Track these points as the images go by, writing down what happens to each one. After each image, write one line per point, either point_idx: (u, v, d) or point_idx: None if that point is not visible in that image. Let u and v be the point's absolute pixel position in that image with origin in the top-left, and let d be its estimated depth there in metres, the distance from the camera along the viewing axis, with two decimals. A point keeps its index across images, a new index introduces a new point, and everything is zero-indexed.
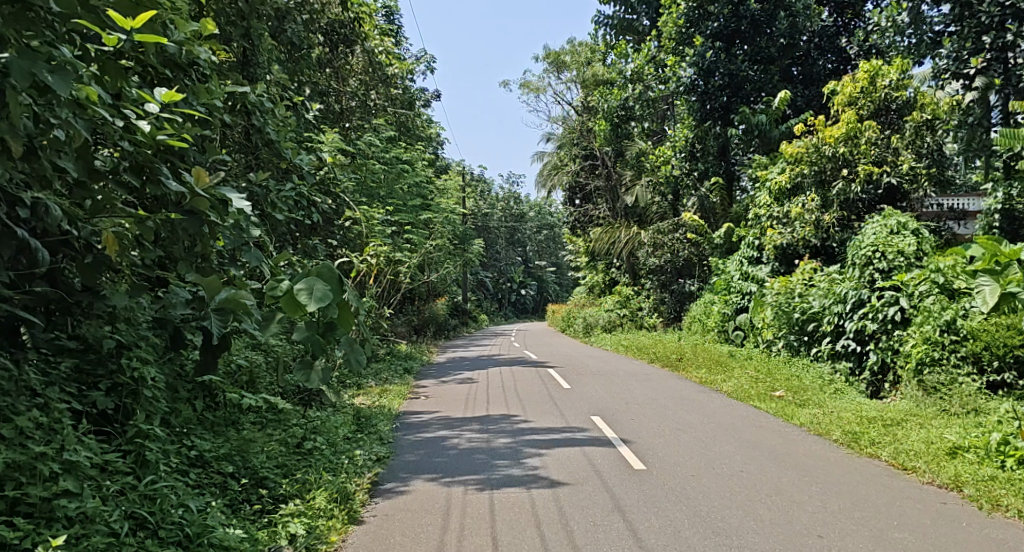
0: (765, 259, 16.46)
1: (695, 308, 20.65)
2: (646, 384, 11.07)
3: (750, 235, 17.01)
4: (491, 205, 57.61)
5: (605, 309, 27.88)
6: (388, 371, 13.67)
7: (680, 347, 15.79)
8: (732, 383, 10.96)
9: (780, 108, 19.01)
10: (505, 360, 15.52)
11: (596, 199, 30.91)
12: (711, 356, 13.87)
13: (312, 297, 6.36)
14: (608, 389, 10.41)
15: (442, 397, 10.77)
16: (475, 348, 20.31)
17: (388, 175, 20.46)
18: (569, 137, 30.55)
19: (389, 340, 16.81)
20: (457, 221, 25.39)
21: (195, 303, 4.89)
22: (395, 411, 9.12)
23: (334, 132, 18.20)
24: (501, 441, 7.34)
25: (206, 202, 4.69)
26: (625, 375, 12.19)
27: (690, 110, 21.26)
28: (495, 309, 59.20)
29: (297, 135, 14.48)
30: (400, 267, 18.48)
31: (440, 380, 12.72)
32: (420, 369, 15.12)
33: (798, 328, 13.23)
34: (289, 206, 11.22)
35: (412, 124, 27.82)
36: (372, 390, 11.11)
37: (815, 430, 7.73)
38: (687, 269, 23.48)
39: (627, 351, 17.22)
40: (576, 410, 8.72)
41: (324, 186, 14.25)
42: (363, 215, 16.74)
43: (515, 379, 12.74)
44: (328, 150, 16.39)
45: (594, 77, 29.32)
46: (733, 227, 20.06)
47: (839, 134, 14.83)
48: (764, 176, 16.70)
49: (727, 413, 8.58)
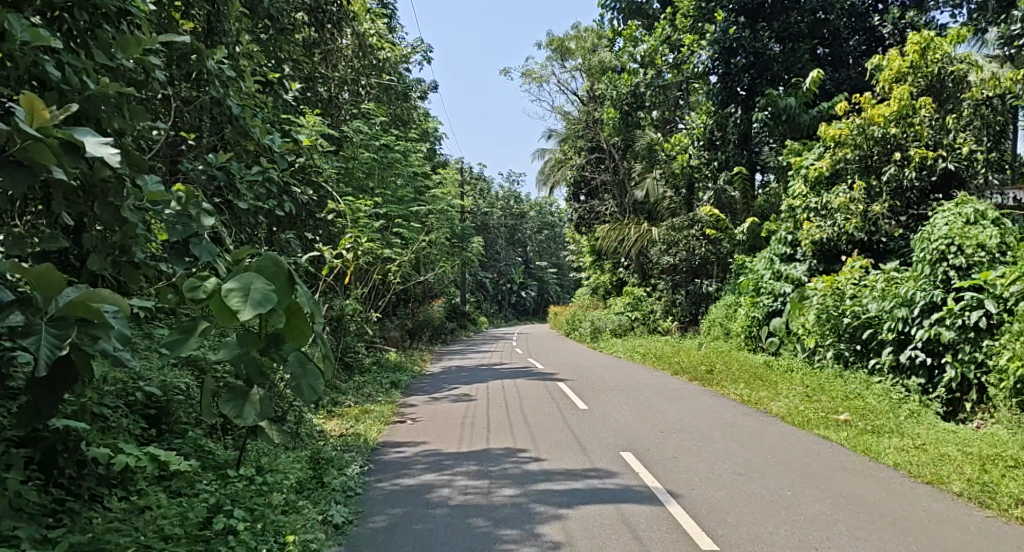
0: (800, 257, 14.60)
1: (717, 311, 18.75)
2: (675, 403, 9.27)
3: (782, 230, 15.14)
4: (491, 204, 55.64)
5: (614, 311, 25.99)
6: (372, 386, 11.81)
7: (705, 356, 13.92)
8: (782, 404, 9.10)
9: (812, 90, 17.13)
10: (507, 370, 13.64)
11: (602, 195, 29.01)
12: (745, 368, 12.03)
13: (248, 300, 4.84)
14: (633, 411, 8.60)
15: (435, 420, 8.93)
16: (473, 355, 18.44)
17: (378, 164, 18.59)
18: (574, 129, 28.64)
19: (376, 347, 14.95)
20: (454, 217, 23.53)
21: (19, 308, 3.08)
22: (371, 445, 7.25)
23: (317, 116, 16.34)
24: (505, 495, 5.44)
25: (47, 153, 3.21)
26: (648, 390, 10.37)
27: (710, 95, 19.43)
28: (495, 311, 57.21)
29: (270, 114, 12.62)
30: (391, 265, 16.62)
31: (431, 396, 10.88)
32: (410, 380, 13.24)
33: (848, 336, 11.40)
34: (252, 191, 9.37)
35: (407, 114, 25.93)
36: (349, 413, 9.24)
37: (920, 474, 5.89)
38: (704, 268, 21.59)
39: (644, 359, 15.33)
40: (601, 442, 6.92)
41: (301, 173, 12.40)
42: (348, 207, 14.91)
43: (519, 394, 10.91)
44: (309, 134, 14.56)
45: (600, 63, 27.45)
46: (757, 222, 18.23)
47: (890, 112, 12.92)
48: (800, 163, 14.85)
49: (793, 447, 6.77)
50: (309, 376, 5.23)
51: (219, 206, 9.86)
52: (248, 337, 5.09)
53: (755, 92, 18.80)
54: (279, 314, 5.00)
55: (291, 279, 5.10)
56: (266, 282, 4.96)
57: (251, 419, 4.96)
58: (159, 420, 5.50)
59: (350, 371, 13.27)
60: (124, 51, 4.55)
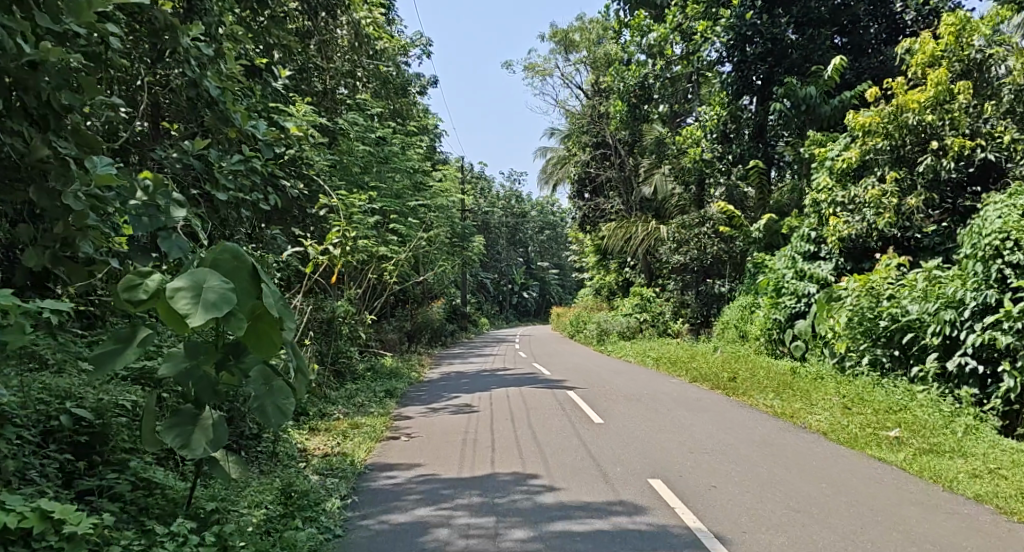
0: (824, 255, 13.64)
1: (732, 313, 17.76)
2: (700, 416, 8.34)
3: (804, 226, 14.19)
4: (493, 203, 54.56)
5: (620, 313, 24.98)
6: (364, 394, 10.85)
7: (724, 361, 12.96)
8: (822, 417, 8.14)
9: (834, 78, 16.18)
10: (512, 377, 12.68)
11: (606, 192, 27.98)
12: (772, 374, 11.06)
13: (200, 303, 3.94)
14: (655, 427, 7.67)
15: (433, 435, 7.99)
16: (475, 360, 17.47)
17: (375, 158, 17.65)
18: (578, 124, 27.65)
19: (371, 351, 13.99)
20: (454, 214, 22.60)
21: None
22: (358, 469, 6.30)
23: (309, 105, 15.39)
24: (514, 539, 4.48)
25: None
26: (667, 400, 9.41)
27: (724, 84, 18.49)
28: (496, 311, 56.14)
29: (256, 100, 11.69)
30: (387, 264, 15.65)
31: (429, 406, 9.92)
32: (408, 388, 12.29)
33: (886, 340, 10.46)
34: (231, 180, 8.45)
35: (405, 107, 24.96)
36: (336, 427, 8.28)
37: (1010, 510, 4.95)
38: (716, 267, 20.62)
39: (656, 365, 14.35)
40: (624, 467, 5.99)
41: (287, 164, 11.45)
42: (341, 201, 13.96)
43: (525, 404, 9.99)
44: (299, 124, 13.61)
45: (606, 56, 26.48)
46: (774, 219, 17.29)
47: (925, 98, 11.94)
48: (825, 155, 13.90)
49: (847, 472, 5.85)
50: (277, 393, 4.25)
51: (195, 198, 8.92)
52: (199, 347, 4.12)
53: (773, 80, 17.83)
54: (239, 316, 4.07)
55: (252, 276, 4.19)
56: (221, 278, 4.05)
57: (205, 449, 3.97)
58: (92, 448, 4.57)
59: (342, 378, 12.31)
60: (75, 15, 4.31)
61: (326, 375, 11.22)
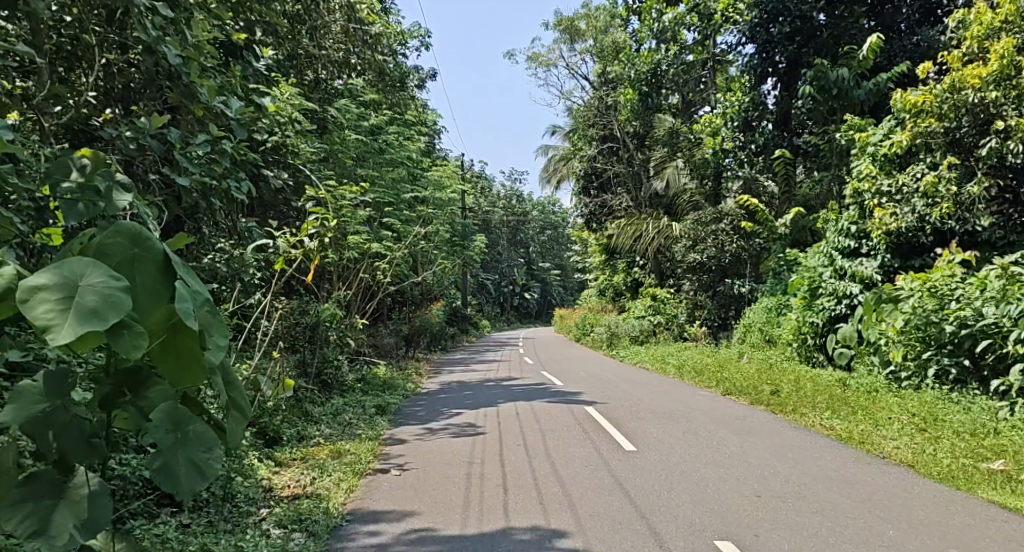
0: (865, 251, 12.30)
1: (757, 316, 16.39)
2: (751, 440, 7.02)
3: (842, 219, 12.82)
4: (494, 203, 53.11)
5: (631, 315, 23.57)
6: (353, 410, 9.51)
7: (757, 370, 11.60)
8: (901, 441, 6.76)
9: (869, 58, 14.86)
10: (522, 388, 11.31)
11: (614, 188, 26.63)
12: (818, 385, 9.73)
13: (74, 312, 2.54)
14: (703, 456, 6.34)
15: (433, 466, 6.63)
16: (478, 367, 16.09)
17: (370, 148, 16.30)
18: (584, 116, 26.28)
19: (363, 359, 12.65)
20: (454, 210, 21.24)
21: None
22: (335, 523, 4.94)
23: (296, 89, 14.04)
24: None
25: None
26: (707, 419, 8.05)
27: (747, 68, 17.21)
28: (496, 314, 54.64)
29: (231, 75, 10.32)
30: (380, 262, 14.30)
31: (426, 426, 8.56)
32: (404, 400, 10.95)
33: (955, 347, 9.10)
34: (190, 159, 7.07)
35: (403, 98, 23.59)
36: (316, 456, 6.93)
37: None
38: (734, 266, 19.28)
39: (679, 373, 12.99)
40: (682, 525, 4.67)
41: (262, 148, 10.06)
42: (330, 193, 12.62)
43: (539, 420, 8.65)
44: (285, 107, 12.26)
45: (614, 44, 25.10)
46: (802, 213, 15.93)
47: (989, 71, 10.35)
48: (866, 141, 12.58)
49: (972, 534, 4.54)
50: (193, 443, 2.85)
51: (153, 184, 7.57)
52: (71, 380, 2.68)
53: (801, 62, 16.48)
54: (138, 330, 2.70)
55: (162, 270, 2.82)
56: (109, 273, 2.65)
57: (71, 534, 2.51)
58: None
59: (330, 390, 10.96)
60: None
61: (311, 389, 9.86)
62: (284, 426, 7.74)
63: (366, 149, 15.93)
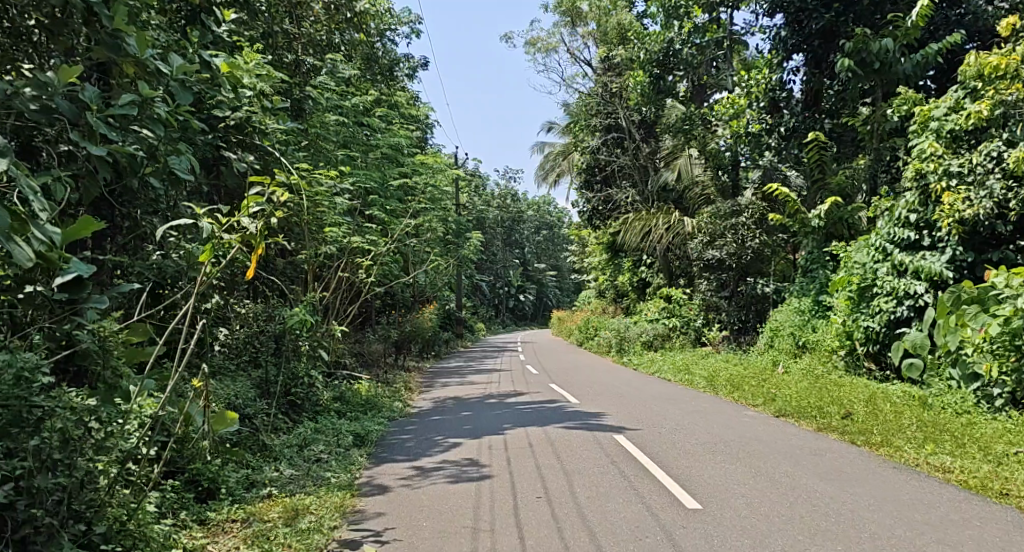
0: (929, 244, 10.53)
1: (787, 320, 14.63)
2: (851, 492, 5.28)
3: (897, 207, 11.02)
4: (487, 202, 51.19)
5: (641, 318, 21.73)
6: (324, 440, 7.68)
7: (808, 383, 9.78)
8: None
9: (918, 26, 13.08)
10: (529, 408, 9.44)
11: (619, 182, 24.85)
12: (894, 404, 7.92)
13: None
14: (804, 526, 4.58)
15: (424, 533, 4.81)
16: (475, 378, 14.24)
17: (353, 132, 14.46)
18: (587, 105, 24.46)
19: (343, 372, 10.82)
20: (448, 204, 19.40)
21: None
22: None
23: (266, 59, 12.16)
24: None
25: None
26: (777, 456, 6.26)
27: (775, 43, 15.45)
28: (490, 317, 52.66)
29: (176, 27, 8.44)
30: (363, 260, 12.46)
31: (415, 463, 6.75)
32: (389, 423, 9.09)
33: None
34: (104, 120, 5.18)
35: (391, 85, 21.71)
36: (263, 518, 5.12)
37: None
38: (755, 264, 17.53)
39: (711, 384, 11.18)
40: None
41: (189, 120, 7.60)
42: (304, 178, 10.76)
43: (558, 455, 6.80)
44: (249, 78, 10.40)
45: (620, 26, 23.32)
46: (839, 201, 14.15)
47: None
48: (927, 115, 10.80)
49: None
50: None
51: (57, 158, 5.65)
52: None
53: (836, 35, 14.69)
54: None
55: None
56: None
57: None
58: None
59: (301, 413, 9.13)
60: None
61: (274, 413, 8.04)
62: (226, 470, 5.94)
63: (348, 133, 14.07)
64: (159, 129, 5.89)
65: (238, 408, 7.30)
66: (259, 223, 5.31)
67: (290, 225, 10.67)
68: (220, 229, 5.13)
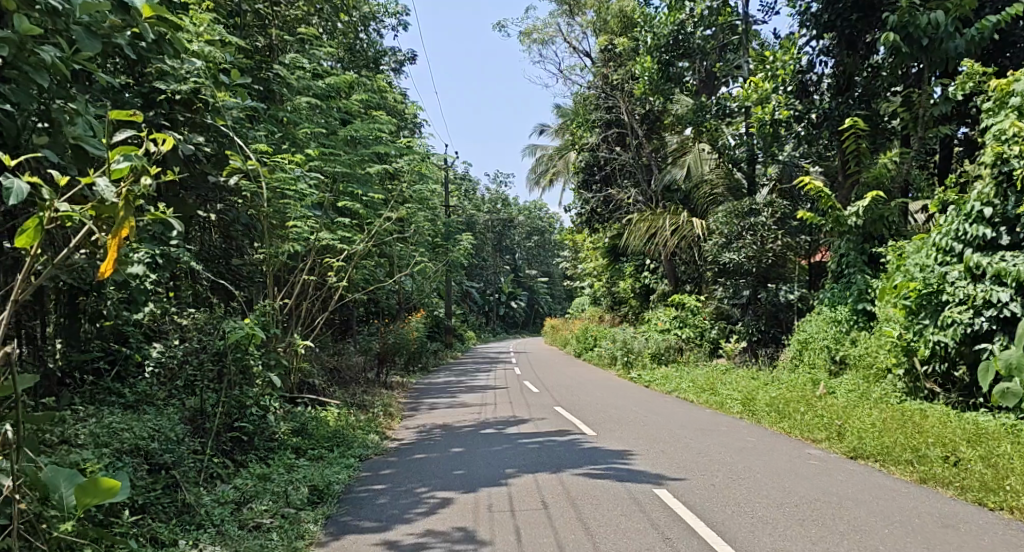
0: (1009, 244, 8.80)
1: (820, 332, 12.90)
2: None
3: (967, 199, 9.26)
4: (477, 207, 49.32)
5: (647, 328, 19.96)
6: (270, 494, 5.86)
7: (875, 412, 7.98)
8: None
9: None
10: (536, 445, 7.58)
11: (619, 181, 23.03)
12: (1010, 444, 6.16)
13: None
14: None
15: None
16: (467, 399, 12.38)
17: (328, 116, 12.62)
18: (586, 99, 22.66)
19: (306, 397, 8.99)
20: (435, 202, 17.56)
21: None
22: None
23: (221, 25, 10.31)
24: None
25: None
26: (898, 537, 4.49)
27: (805, 20, 13.73)
28: (479, 324, 50.71)
29: None
30: (334, 261, 10.60)
31: (388, 538, 4.92)
32: (361, 466, 7.23)
33: None
34: None
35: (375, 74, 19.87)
36: None
37: None
38: (777, 269, 15.77)
39: (749, 411, 9.38)
40: None
41: (92, 74, 5.66)
42: (262, 162, 8.92)
43: (586, 524, 4.98)
44: (193, 41, 8.56)
45: (621, 14, 21.59)
46: (879, 196, 12.45)
47: None
48: (1006, 90, 9.04)
49: None
50: None
51: None
52: None
53: (876, 8, 12.92)
54: None
55: None
56: None
57: None
58: None
59: (249, 452, 7.28)
60: None
61: (207, 457, 6.22)
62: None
63: (321, 118, 12.24)
64: (43, 81, 4.35)
65: (153, 455, 5.47)
66: (124, 190, 3.43)
67: (242, 219, 8.82)
68: (43, 198, 3.32)
